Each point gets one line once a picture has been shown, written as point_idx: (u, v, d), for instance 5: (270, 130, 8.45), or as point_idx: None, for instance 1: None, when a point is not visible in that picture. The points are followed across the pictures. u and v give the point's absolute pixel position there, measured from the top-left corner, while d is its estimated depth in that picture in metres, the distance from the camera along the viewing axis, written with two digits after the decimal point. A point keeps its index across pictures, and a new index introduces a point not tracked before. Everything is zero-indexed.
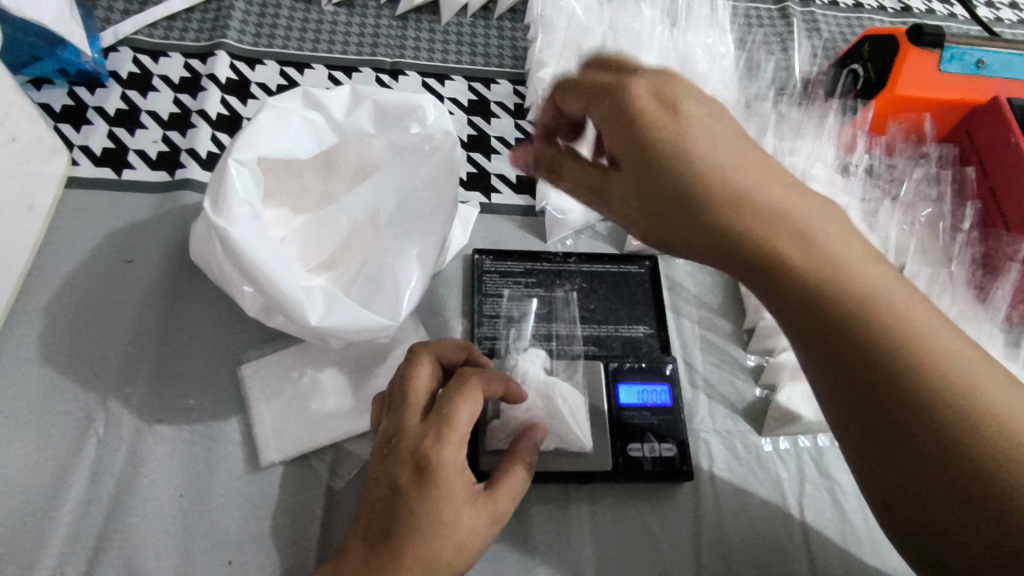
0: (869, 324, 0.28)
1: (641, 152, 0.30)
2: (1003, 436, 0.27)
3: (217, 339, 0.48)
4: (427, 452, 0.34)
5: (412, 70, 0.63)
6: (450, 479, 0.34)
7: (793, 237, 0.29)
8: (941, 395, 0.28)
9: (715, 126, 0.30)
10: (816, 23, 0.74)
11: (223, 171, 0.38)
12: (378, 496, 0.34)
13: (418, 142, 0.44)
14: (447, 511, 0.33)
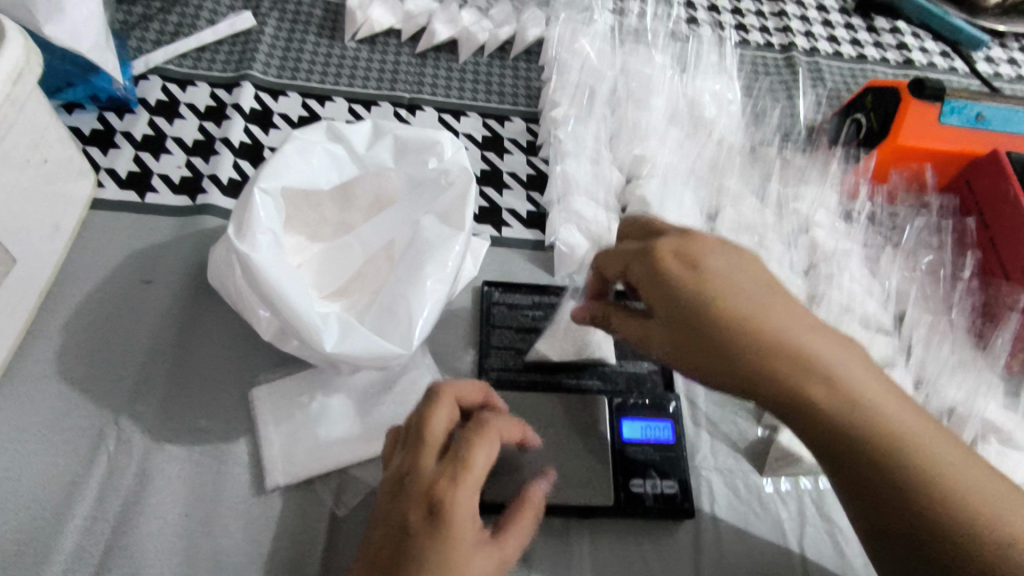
0: (891, 455, 0.32)
1: (676, 308, 0.35)
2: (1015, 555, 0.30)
3: (230, 361, 0.49)
4: (442, 495, 0.34)
5: (429, 106, 0.66)
6: (464, 522, 0.34)
7: (822, 381, 0.33)
8: (960, 520, 0.31)
9: (738, 276, 0.35)
10: (821, 72, 0.76)
11: (248, 199, 0.39)
12: (389, 532, 0.34)
13: (434, 175, 0.45)
14: (463, 556, 0.33)
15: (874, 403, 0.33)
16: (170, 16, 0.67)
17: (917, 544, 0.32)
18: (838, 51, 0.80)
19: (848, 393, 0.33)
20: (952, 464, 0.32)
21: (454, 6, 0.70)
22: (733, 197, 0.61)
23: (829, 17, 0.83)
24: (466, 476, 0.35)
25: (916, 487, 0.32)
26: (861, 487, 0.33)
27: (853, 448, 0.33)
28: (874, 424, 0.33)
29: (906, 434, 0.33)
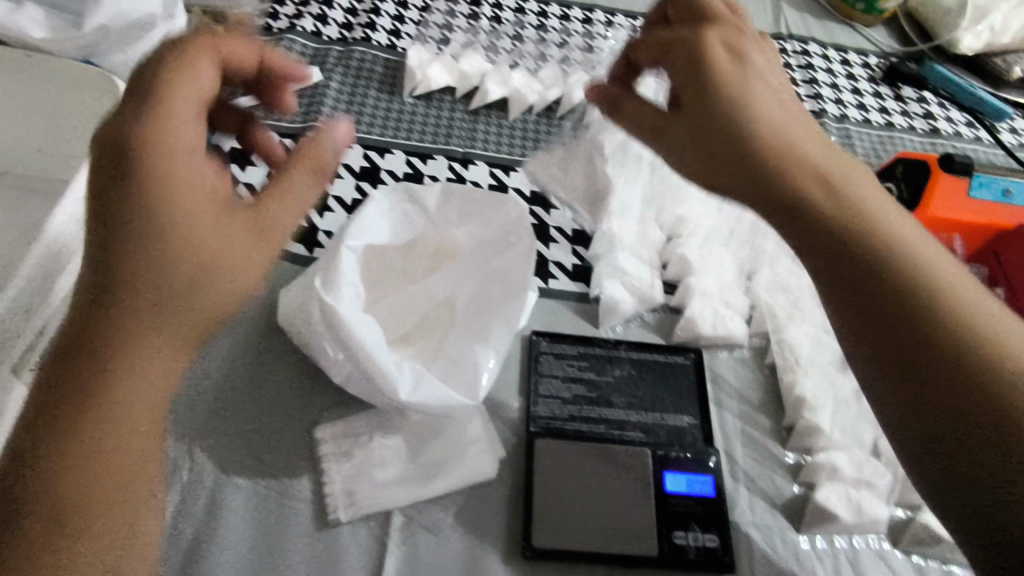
0: (903, 262, 0.37)
1: (708, 88, 0.45)
2: (1000, 358, 0.33)
3: (294, 399, 0.52)
4: (113, 316, 0.34)
5: (481, 161, 0.70)
6: (123, 369, 0.34)
7: (817, 177, 0.42)
8: (948, 316, 0.35)
9: (773, 93, 0.46)
10: (850, 139, 0.80)
11: (335, 254, 0.43)
12: (90, 297, 0.35)
13: (498, 235, 0.49)
14: (113, 349, 0.34)
15: (885, 219, 0.40)
16: None
17: (935, 348, 0.34)
18: (867, 119, 0.84)
19: (857, 203, 0.40)
20: (979, 312, 0.35)
21: (506, 67, 0.75)
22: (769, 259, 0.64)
23: (858, 85, 0.87)
24: (170, 204, 0.37)
25: (928, 293, 0.36)
26: (855, 276, 0.37)
27: (864, 212, 0.40)
28: (878, 226, 0.39)
29: (926, 261, 0.37)
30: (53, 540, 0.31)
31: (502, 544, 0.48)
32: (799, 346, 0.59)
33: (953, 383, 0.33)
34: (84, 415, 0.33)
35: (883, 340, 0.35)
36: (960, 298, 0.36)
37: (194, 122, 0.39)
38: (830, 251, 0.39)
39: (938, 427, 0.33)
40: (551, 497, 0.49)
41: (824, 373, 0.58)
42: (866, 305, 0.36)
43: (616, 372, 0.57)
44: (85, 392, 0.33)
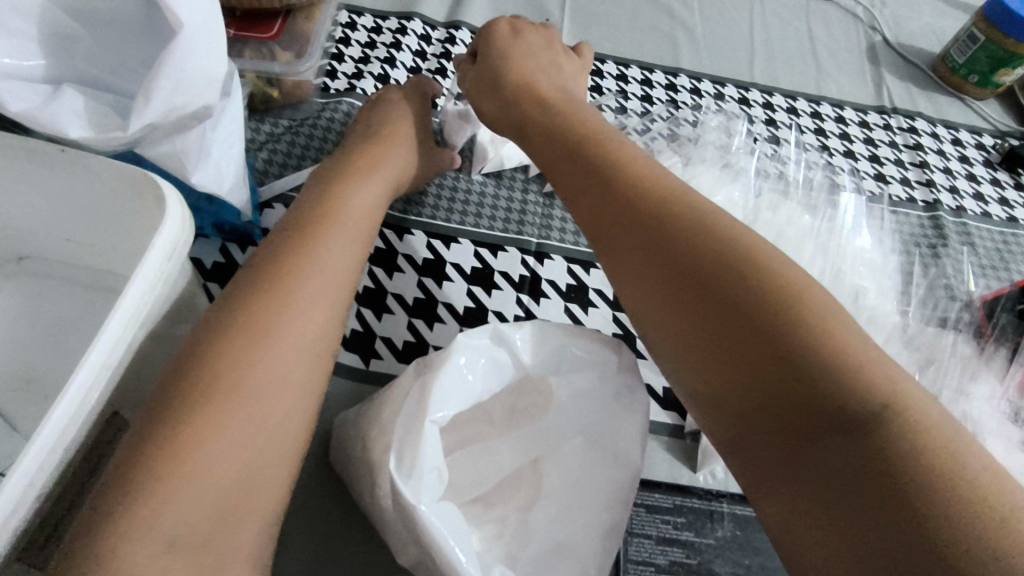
0: (754, 276, 0.36)
1: (572, 133, 0.48)
2: (879, 389, 0.31)
3: (344, 556, 0.44)
4: (280, 289, 0.39)
5: (558, 254, 0.62)
6: (281, 334, 0.38)
7: (664, 187, 0.42)
8: (816, 340, 0.33)
9: (610, 131, 0.48)
10: (971, 238, 0.70)
11: (415, 429, 0.35)
12: (256, 281, 0.40)
13: (605, 394, 0.41)
14: (275, 319, 0.38)
15: (734, 268, 0.36)
16: (298, 137, 0.66)
17: (803, 396, 0.32)
18: (986, 211, 0.74)
19: (694, 209, 0.40)
20: (874, 361, 0.32)
21: None
22: None
23: (973, 169, 0.78)
24: (335, 231, 0.44)
25: (794, 351, 0.33)
26: (723, 358, 0.35)
27: (696, 268, 0.37)
28: (734, 264, 0.36)
29: (780, 312, 0.34)
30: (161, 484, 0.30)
31: None
32: None
33: (858, 467, 0.30)
34: (218, 382, 0.34)
35: (765, 429, 0.34)
36: (816, 348, 0.33)
37: (372, 180, 0.51)
38: (686, 336, 0.37)
39: (848, 506, 0.30)
40: None
41: None
42: (715, 329, 0.36)
43: (718, 532, 0.48)
44: (244, 354, 0.36)
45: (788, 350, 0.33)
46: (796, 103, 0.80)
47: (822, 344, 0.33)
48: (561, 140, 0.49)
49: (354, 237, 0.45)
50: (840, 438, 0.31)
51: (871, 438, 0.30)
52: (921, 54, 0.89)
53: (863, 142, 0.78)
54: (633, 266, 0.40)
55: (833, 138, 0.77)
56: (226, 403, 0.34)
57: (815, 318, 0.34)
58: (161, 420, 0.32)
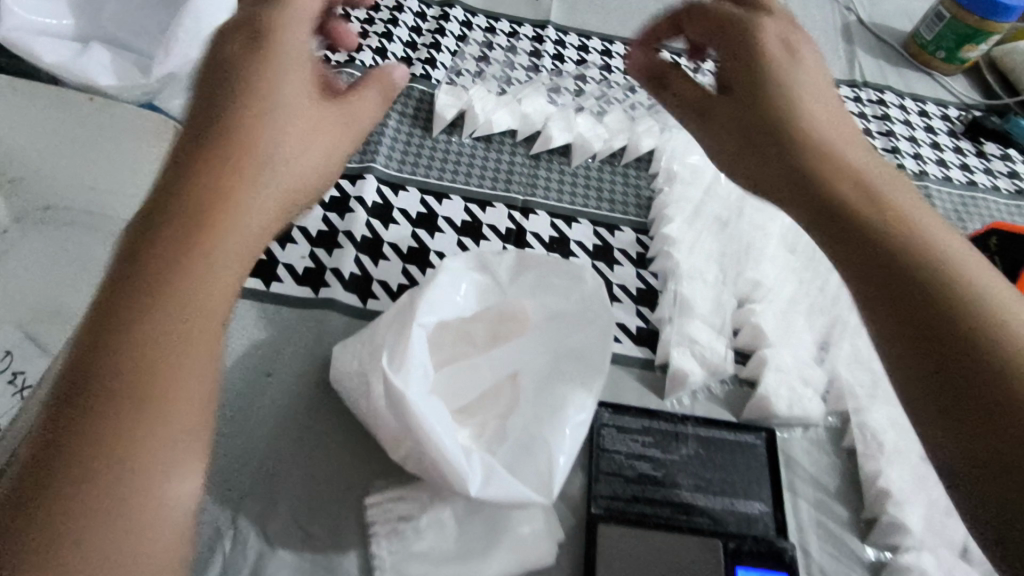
0: (867, 190, 0.41)
1: (721, 31, 0.48)
2: (970, 283, 0.36)
3: (345, 464, 0.49)
4: (192, 225, 0.33)
5: (542, 210, 0.67)
6: (188, 281, 0.32)
7: (787, 98, 0.44)
8: (918, 243, 0.38)
9: (805, 58, 0.47)
10: (930, 199, 0.75)
11: (405, 332, 0.40)
12: (160, 219, 0.33)
13: (574, 312, 0.46)
14: (176, 266, 0.32)
15: (880, 179, 0.42)
16: None
17: (922, 284, 0.36)
18: (947, 176, 0.79)
19: (813, 128, 0.44)
20: (958, 250, 0.38)
21: (571, 111, 0.72)
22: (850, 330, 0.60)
23: (937, 138, 0.82)
24: (273, 114, 0.38)
25: (905, 235, 0.38)
26: (852, 247, 0.39)
27: (839, 195, 0.41)
28: (857, 177, 0.42)
29: (886, 203, 0.40)
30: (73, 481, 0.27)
31: None
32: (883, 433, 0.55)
33: (945, 327, 0.34)
34: (155, 335, 0.30)
35: (868, 287, 0.38)
36: (918, 238, 0.38)
37: (296, 31, 0.41)
38: (825, 212, 0.41)
39: (930, 347, 0.34)
40: None
41: (911, 461, 0.54)
42: (845, 233, 0.39)
43: (682, 450, 0.53)
44: (138, 314, 0.30)
45: (915, 239, 0.38)
46: None
47: (919, 229, 0.39)
48: (749, 63, 0.46)
49: (295, 115, 0.40)
50: (944, 305, 0.35)
51: (998, 319, 0.34)
52: (892, 32, 0.94)
53: None
54: (748, 152, 0.45)
55: None
56: (127, 376, 0.29)
57: (918, 229, 0.39)
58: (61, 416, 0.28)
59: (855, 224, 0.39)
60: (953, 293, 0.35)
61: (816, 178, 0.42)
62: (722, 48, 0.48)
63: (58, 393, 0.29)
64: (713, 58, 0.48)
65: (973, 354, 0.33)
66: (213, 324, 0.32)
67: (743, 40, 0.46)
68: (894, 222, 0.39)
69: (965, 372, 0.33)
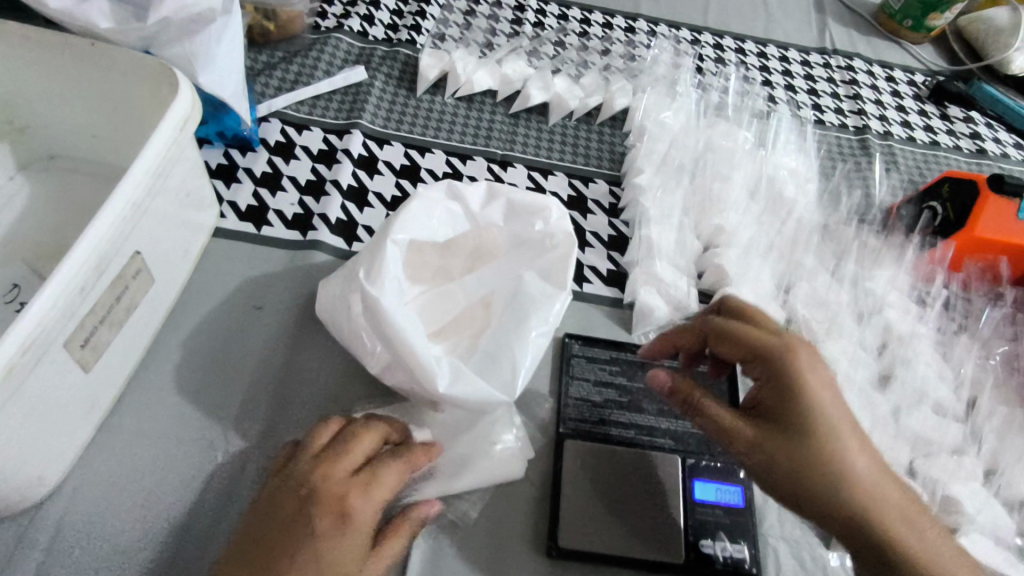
0: (841, 476, 0.40)
1: (750, 401, 0.44)
2: (897, 517, 0.40)
3: (329, 389, 0.53)
4: (312, 509, 0.40)
5: (520, 163, 0.70)
6: (315, 542, 0.39)
7: (755, 357, 0.43)
8: (854, 495, 0.40)
9: (797, 353, 0.42)
10: (894, 156, 0.78)
11: (381, 247, 0.44)
12: (268, 513, 0.42)
13: (539, 236, 0.49)
14: (301, 532, 0.40)
15: (835, 423, 0.41)
16: (291, 66, 0.74)
17: (870, 548, 0.40)
18: (911, 136, 0.82)
19: (800, 379, 0.41)
20: (894, 487, 0.41)
21: (548, 72, 0.76)
22: (807, 272, 0.62)
23: (902, 102, 0.86)
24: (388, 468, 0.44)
25: (849, 503, 0.40)
26: (784, 478, 0.41)
27: (794, 456, 0.40)
28: (824, 464, 0.40)
29: (845, 469, 0.40)
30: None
31: (528, 543, 0.48)
32: (836, 363, 0.57)
33: (875, 553, 0.39)
34: (335, 517, 0.41)
35: (812, 511, 0.41)
36: (857, 502, 0.40)
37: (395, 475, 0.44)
38: (743, 438, 0.42)
39: (858, 550, 0.40)
40: (575, 504, 0.49)
41: (862, 390, 0.56)
42: (785, 484, 0.41)
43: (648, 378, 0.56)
44: (291, 543, 0.39)
45: (834, 493, 0.40)
46: (745, 45, 0.88)
47: (885, 519, 0.40)
48: (751, 357, 0.43)
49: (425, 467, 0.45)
50: (877, 545, 0.39)
51: (900, 554, 0.39)
52: (864, 4, 0.97)
53: (804, 78, 0.85)
54: (727, 345, 0.45)
55: (777, 73, 0.84)
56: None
57: (860, 483, 0.40)
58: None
59: (779, 455, 0.41)
60: (871, 527, 0.40)
61: (768, 418, 0.42)
62: (752, 365, 0.44)
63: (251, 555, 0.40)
64: (760, 347, 0.43)
65: (893, 563, 0.39)
66: (358, 545, 0.41)
67: (782, 381, 0.41)
68: (835, 487, 0.40)
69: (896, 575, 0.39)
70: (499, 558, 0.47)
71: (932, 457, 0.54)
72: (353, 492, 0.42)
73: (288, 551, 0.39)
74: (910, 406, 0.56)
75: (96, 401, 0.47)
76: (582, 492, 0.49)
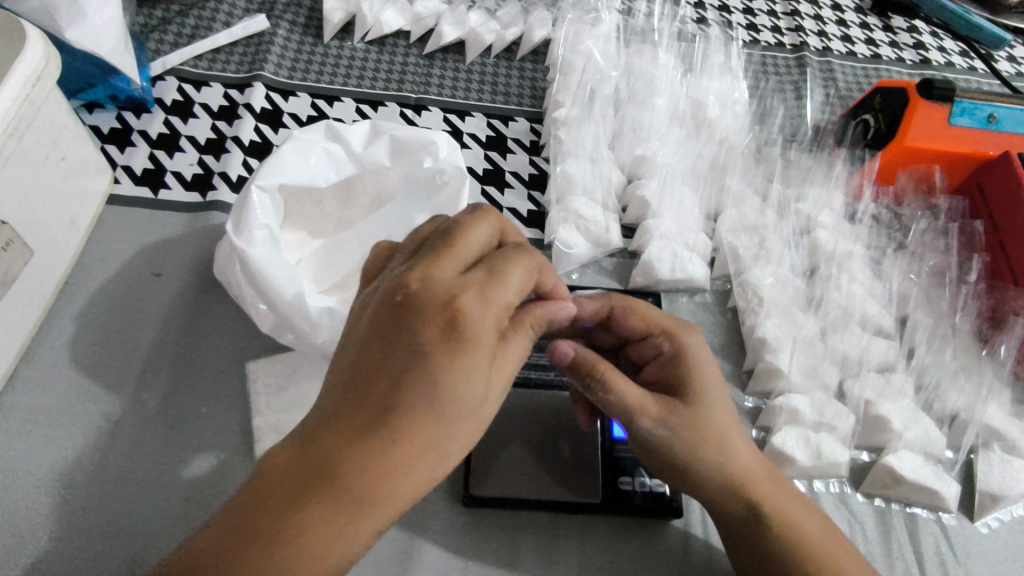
0: (714, 466, 0.39)
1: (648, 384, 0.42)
2: (776, 495, 0.40)
3: (234, 349, 0.52)
4: (447, 343, 0.29)
5: (434, 106, 0.67)
6: (455, 390, 0.29)
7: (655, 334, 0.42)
8: (732, 476, 0.39)
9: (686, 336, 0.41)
10: (832, 73, 0.74)
11: (247, 196, 0.42)
12: (394, 346, 0.30)
13: (429, 174, 0.47)
14: (431, 372, 0.29)
15: (720, 413, 0.39)
16: (187, 19, 0.69)
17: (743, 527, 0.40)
18: (851, 51, 0.78)
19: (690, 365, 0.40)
20: (763, 469, 0.41)
21: (462, 8, 0.71)
22: (734, 197, 0.60)
23: (843, 16, 0.82)
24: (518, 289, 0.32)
25: (724, 489, 0.40)
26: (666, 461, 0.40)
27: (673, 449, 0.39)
28: (704, 450, 0.39)
29: (729, 453, 0.39)
30: (341, 521, 0.28)
31: (442, 494, 0.46)
32: (763, 286, 0.54)
33: (752, 534, 0.40)
34: (471, 354, 0.30)
35: (688, 487, 0.40)
36: (743, 481, 0.40)
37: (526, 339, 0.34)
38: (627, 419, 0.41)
39: (739, 530, 0.40)
40: (491, 450, 0.47)
41: (788, 312, 0.54)
42: (662, 464, 0.40)
43: None
44: (429, 403, 0.29)
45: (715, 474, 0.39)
46: None
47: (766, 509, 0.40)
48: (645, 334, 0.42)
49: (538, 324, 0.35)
50: (755, 523, 0.39)
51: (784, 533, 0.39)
52: None
53: None
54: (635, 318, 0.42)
55: None
56: (382, 461, 0.28)
57: (732, 465, 0.39)
58: (307, 475, 0.29)
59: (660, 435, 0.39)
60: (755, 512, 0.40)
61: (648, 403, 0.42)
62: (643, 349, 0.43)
63: (356, 418, 0.29)
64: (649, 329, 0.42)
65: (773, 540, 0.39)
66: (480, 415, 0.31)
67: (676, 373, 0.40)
68: (720, 469, 0.39)
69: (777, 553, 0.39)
70: (412, 510, 0.46)
71: (860, 376, 0.52)
72: (498, 325, 0.31)
73: (417, 423, 0.29)
74: (838, 325, 0.54)
75: None
76: (498, 438, 0.47)
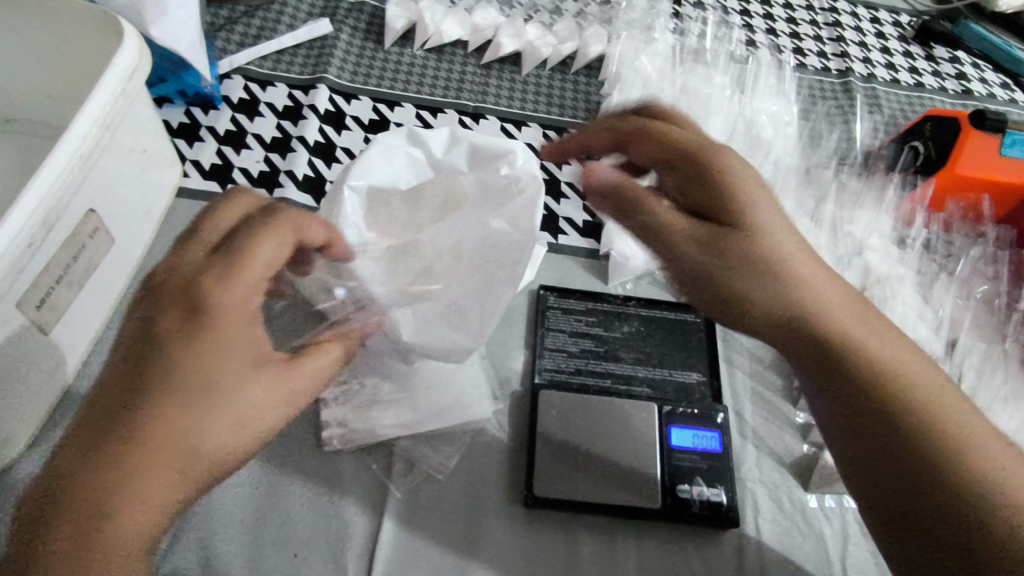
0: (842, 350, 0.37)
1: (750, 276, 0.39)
2: (918, 392, 0.36)
3: None
4: (181, 338, 0.34)
5: (492, 115, 0.68)
6: (193, 373, 0.33)
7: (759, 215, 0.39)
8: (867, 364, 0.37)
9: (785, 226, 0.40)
10: (878, 100, 0.75)
11: (338, 195, 0.47)
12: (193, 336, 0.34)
13: (504, 181, 0.48)
14: (169, 358, 0.33)
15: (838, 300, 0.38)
16: (253, 20, 0.71)
17: (888, 427, 0.36)
18: (895, 78, 0.79)
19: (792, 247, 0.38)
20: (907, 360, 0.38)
21: (520, 20, 0.73)
22: (786, 217, 0.61)
23: (887, 44, 0.83)
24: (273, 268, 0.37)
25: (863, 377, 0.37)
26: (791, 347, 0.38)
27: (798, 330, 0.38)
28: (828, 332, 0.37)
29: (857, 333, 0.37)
30: (148, 485, 0.31)
31: (502, 494, 0.48)
32: None
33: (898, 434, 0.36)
34: (201, 349, 0.34)
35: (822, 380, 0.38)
36: (882, 367, 0.37)
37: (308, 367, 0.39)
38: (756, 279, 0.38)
39: (882, 431, 0.36)
40: (551, 453, 0.48)
41: None
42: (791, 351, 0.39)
43: (624, 327, 0.55)
44: (192, 393, 0.33)
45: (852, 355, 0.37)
46: None
47: (932, 390, 0.37)
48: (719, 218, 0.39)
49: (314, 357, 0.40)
50: (901, 421, 0.36)
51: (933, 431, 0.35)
52: None
53: (786, 22, 0.82)
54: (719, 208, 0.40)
55: (758, 18, 0.81)
56: (151, 439, 0.32)
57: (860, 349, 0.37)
58: (77, 441, 0.32)
59: (812, 285, 0.37)
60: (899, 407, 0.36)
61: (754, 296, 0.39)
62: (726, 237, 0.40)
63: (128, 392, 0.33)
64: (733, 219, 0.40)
65: (914, 438, 0.35)
66: (258, 421, 0.36)
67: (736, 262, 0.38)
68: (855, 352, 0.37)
69: (916, 449, 0.35)
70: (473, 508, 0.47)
71: None
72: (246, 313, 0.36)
73: (177, 407, 0.33)
74: None
75: (60, 365, 0.47)
76: (559, 442, 0.48)
